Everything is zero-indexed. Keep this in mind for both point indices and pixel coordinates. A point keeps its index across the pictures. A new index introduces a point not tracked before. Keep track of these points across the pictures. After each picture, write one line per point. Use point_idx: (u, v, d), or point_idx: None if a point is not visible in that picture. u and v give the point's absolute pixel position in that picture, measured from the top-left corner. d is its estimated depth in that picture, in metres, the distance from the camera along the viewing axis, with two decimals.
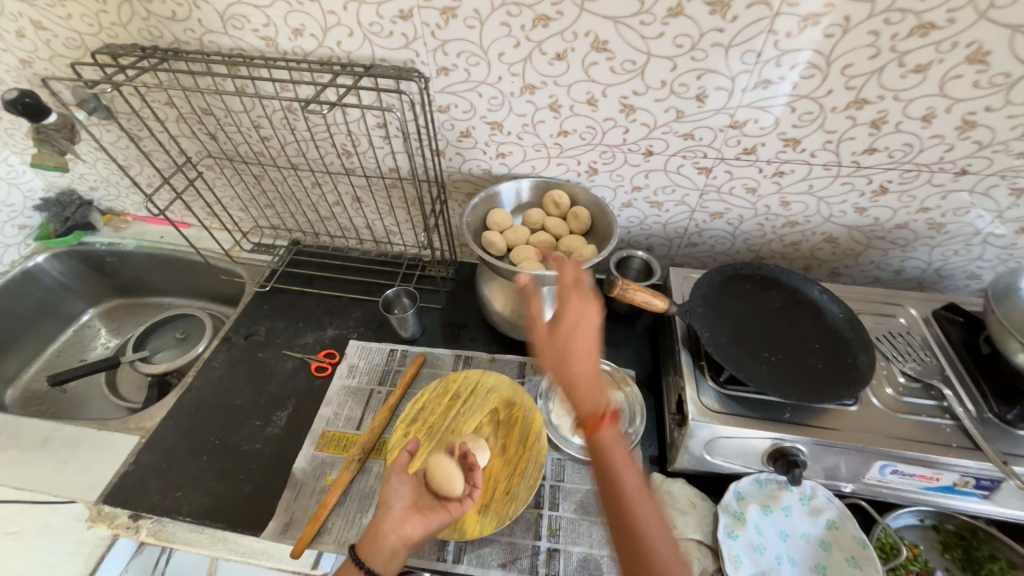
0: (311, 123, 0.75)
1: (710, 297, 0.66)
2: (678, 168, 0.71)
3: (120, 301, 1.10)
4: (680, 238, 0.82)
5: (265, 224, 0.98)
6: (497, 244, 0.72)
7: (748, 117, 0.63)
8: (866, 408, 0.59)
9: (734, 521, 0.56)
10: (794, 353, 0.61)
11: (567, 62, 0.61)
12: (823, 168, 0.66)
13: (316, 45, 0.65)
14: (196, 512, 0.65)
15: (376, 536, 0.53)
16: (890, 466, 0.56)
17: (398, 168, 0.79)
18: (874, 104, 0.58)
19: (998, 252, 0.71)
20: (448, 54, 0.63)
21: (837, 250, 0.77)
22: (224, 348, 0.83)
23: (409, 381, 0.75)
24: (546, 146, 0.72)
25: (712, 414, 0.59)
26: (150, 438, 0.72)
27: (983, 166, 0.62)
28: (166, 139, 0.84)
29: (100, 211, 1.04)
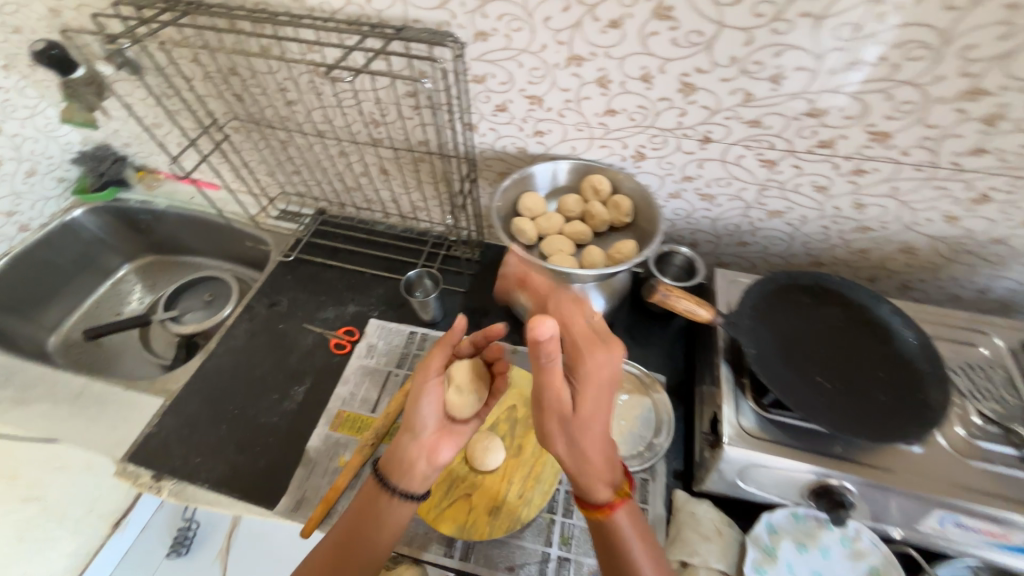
0: (337, 88, 0.71)
1: (759, 309, 0.59)
2: (738, 159, 0.62)
3: (154, 258, 1.12)
4: (730, 236, 0.74)
5: (291, 192, 0.96)
6: (528, 233, 0.66)
7: (831, 104, 0.54)
8: (932, 449, 0.52)
9: (764, 556, 0.52)
10: (852, 381, 0.54)
11: (623, 31, 0.53)
12: (913, 169, 0.57)
13: (344, 2, 0.60)
14: (214, 480, 0.66)
15: (414, 466, 0.50)
16: (951, 517, 0.50)
17: (427, 141, 0.74)
18: (993, 95, 0.49)
19: None
20: (487, 17, 0.56)
21: (913, 262, 0.68)
22: (247, 316, 0.83)
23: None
24: (589, 126, 0.65)
25: (750, 439, 0.53)
26: (173, 402, 0.73)
27: None
28: (193, 98, 0.82)
29: (133, 167, 1.04)
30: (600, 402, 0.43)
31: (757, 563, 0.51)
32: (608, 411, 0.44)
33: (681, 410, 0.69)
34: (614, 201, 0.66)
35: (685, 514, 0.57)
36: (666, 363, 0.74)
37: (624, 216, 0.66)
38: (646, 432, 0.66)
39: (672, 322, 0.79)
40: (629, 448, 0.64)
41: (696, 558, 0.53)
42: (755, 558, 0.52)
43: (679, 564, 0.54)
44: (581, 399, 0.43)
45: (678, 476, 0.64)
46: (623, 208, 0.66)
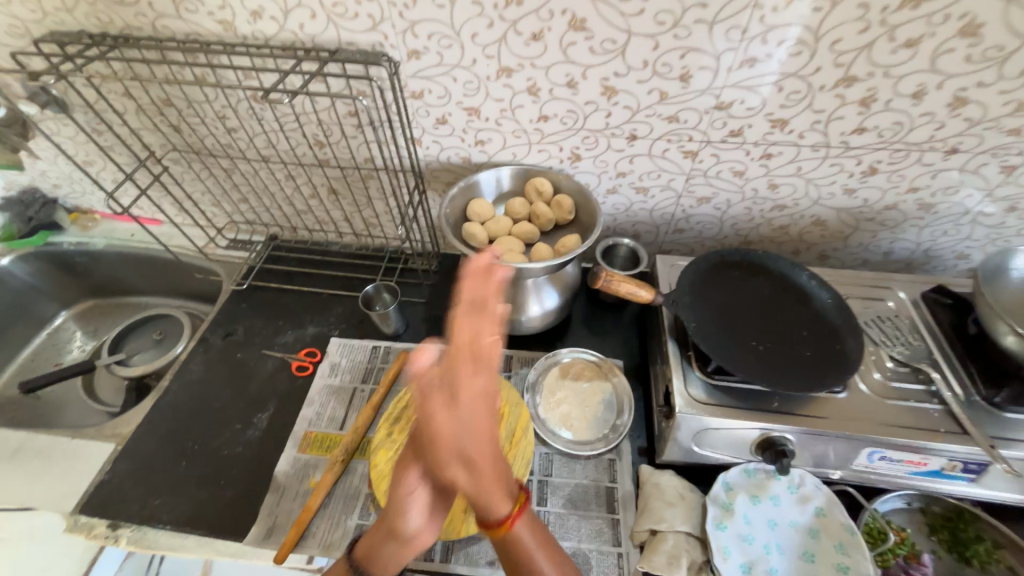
0: (278, 112, 0.72)
1: (697, 286, 0.65)
2: (664, 153, 0.68)
3: (94, 302, 1.07)
4: (667, 225, 0.80)
5: (239, 220, 0.95)
6: (479, 236, 0.69)
7: (734, 97, 0.60)
8: (855, 394, 0.58)
9: (723, 512, 0.56)
10: (782, 342, 0.60)
11: (545, 43, 0.58)
12: (811, 150, 0.65)
13: (277, 28, 0.62)
14: (176, 519, 0.64)
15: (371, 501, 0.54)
16: (878, 453, 0.55)
17: (373, 158, 0.76)
18: (864, 81, 0.56)
19: (987, 231, 0.71)
20: (418, 37, 0.60)
21: (826, 233, 0.76)
22: (201, 349, 0.81)
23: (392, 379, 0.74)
24: (526, 132, 0.69)
25: (700, 405, 0.57)
26: (126, 445, 0.70)
27: (974, 144, 0.61)
28: (127, 132, 0.80)
29: (66, 209, 1.00)
30: (480, 445, 0.40)
31: (718, 520, 0.55)
32: (496, 451, 0.41)
33: (640, 390, 0.73)
34: (556, 200, 0.70)
35: (650, 485, 0.60)
36: (622, 349, 0.78)
37: (566, 213, 0.70)
38: (608, 415, 0.69)
39: (624, 311, 0.83)
40: (594, 432, 0.67)
41: (663, 524, 0.57)
42: (715, 515, 0.56)
43: (649, 532, 0.57)
44: (431, 425, 0.39)
45: (642, 452, 0.67)
46: (565, 206, 0.70)
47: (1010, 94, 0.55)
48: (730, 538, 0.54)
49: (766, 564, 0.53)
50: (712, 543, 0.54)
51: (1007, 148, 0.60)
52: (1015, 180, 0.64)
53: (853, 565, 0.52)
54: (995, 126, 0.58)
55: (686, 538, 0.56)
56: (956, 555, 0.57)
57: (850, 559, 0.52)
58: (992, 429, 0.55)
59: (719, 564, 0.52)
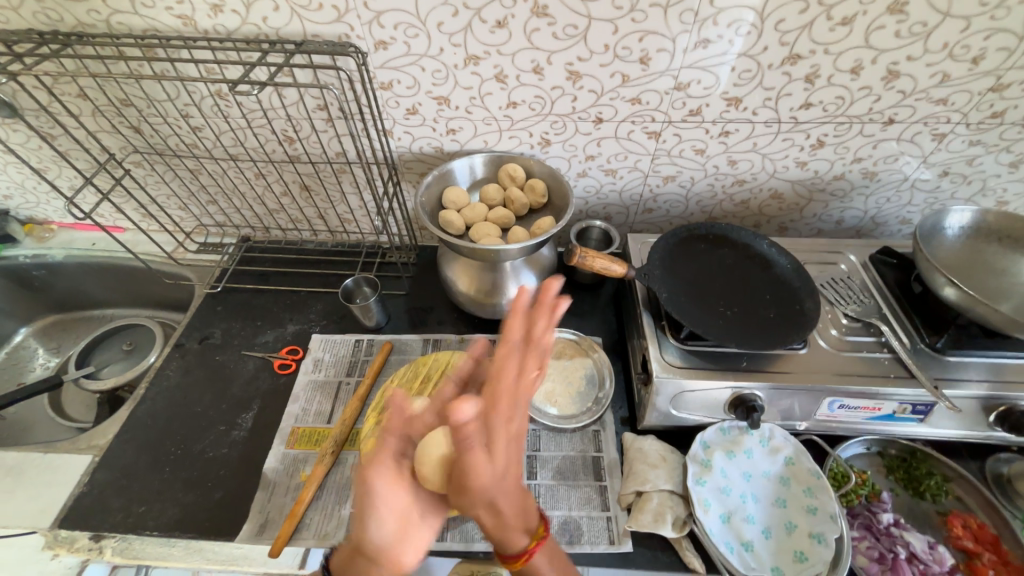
0: (244, 108, 0.71)
1: (666, 260, 0.68)
2: (629, 134, 0.71)
3: (56, 317, 1.03)
4: (637, 205, 0.83)
5: (209, 223, 0.93)
6: (455, 224, 0.70)
7: (691, 78, 0.64)
8: (815, 350, 0.63)
9: (702, 468, 0.59)
10: (748, 306, 0.64)
11: (509, 29, 0.60)
12: (764, 126, 0.69)
13: (239, 21, 0.61)
14: (164, 525, 0.62)
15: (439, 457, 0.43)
16: (838, 401, 0.60)
17: (345, 152, 0.76)
18: (807, 58, 0.61)
19: (925, 197, 0.78)
20: (385, 27, 0.60)
21: (783, 206, 0.81)
22: (178, 354, 0.79)
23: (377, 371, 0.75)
24: (496, 119, 0.70)
25: (675, 369, 0.60)
26: (105, 456, 0.68)
27: (908, 114, 0.66)
28: (84, 135, 0.78)
29: (19, 221, 0.95)
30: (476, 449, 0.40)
31: (698, 476, 0.58)
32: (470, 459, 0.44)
33: (619, 364, 0.76)
34: (530, 185, 0.72)
35: (634, 450, 0.63)
36: (601, 327, 0.81)
37: (540, 197, 0.72)
38: (591, 390, 0.71)
39: (601, 291, 0.87)
40: (578, 406, 0.70)
41: (648, 484, 0.60)
42: (695, 472, 0.59)
43: (635, 494, 0.60)
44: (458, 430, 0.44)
45: (624, 422, 0.70)
46: (539, 190, 0.72)
47: (935, 67, 0.60)
48: (710, 491, 0.58)
49: (743, 512, 0.57)
50: (693, 497, 0.57)
51: (936, 117, 0.66)
52: (946, 147, 0.70)
53: (821, 505, 0.56)
54: (925, 97, 0.64)
55: (670, 496, 0.59)
56: (911, 491, 0.62)
57: (818, 500, 0.57)
58: (936, 372, 0.60)
59: (700, 516, 0.56)
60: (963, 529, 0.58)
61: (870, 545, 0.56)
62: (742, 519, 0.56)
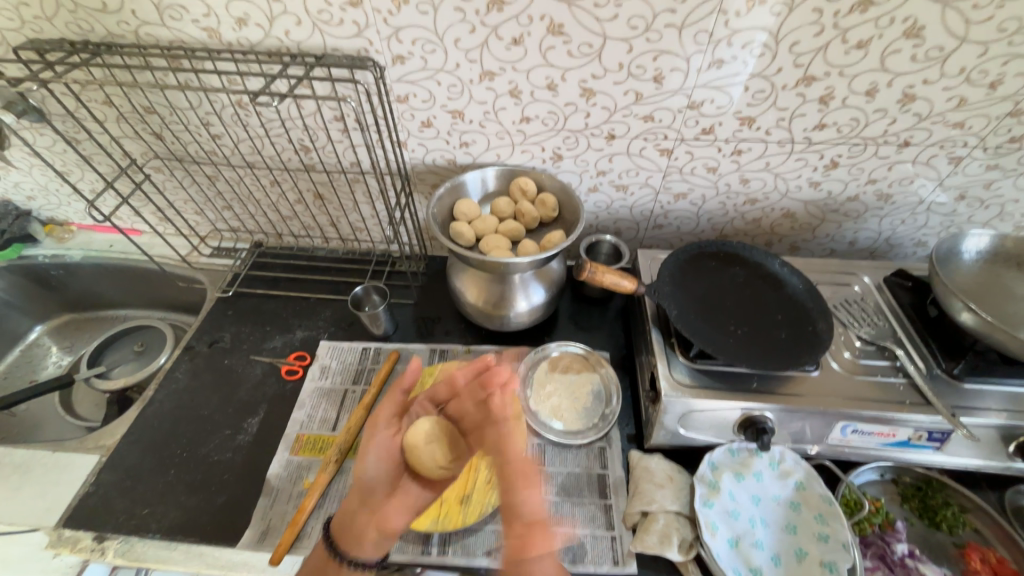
0: (263, 118, 0.73)
1: (676, 276, 0.68)
2: (641, 151, 0.71)
3: (71, 316, 1.04)
4: (647, 221, 0.83)
5: (223, 228, 0.94)
6: (466, 235, 0.71)
7: (705, 97, 0.64)
8: (827, 372, 0.62)
9: (710, 490, 0.58)
10: (758, 326, 0.63)
11: (524, 47, 0.61)
12: (777, 146, 0.69)
13: (262, 35, 0.63)
14: (166, 528, 0.62)
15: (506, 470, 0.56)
16: (851, 426, 0.59)
17: (360, 162, 0.77)
18: (822, 80, 0.61)
19: (941, 220, 0.77)
20: (403, 42, 0.62)
21: (796, 225, 0.80)
22: (187, 357, 0.80)
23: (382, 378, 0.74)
24: (509, 133, 0.71)
25: (684, 388, 0.60)
26: (112, 456, 0.69)
27: (924, 137, 0.66)
28: (107, 141, 0.80)
29: (40, 221, 0.97)
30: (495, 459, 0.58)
31: (706, 498, 0.57)
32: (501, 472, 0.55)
33: (626, 380, 0.76)
34: (541, 199, 0.73)
35: (640, 469, 0.62)
36: (608, 342, 0.81)
37: (550, 211, 0.73)
38: (597, 406, 0.71)
39: (609, 306, 0.86)
40: (584, 422, 0.69)
41: (654, 505, 0.58)
42: (703, 494, 0.58)
43: (640, 515, 0.59)
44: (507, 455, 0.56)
45: (630, 440, 0.69)
46: (549, 204, 0.72)
47: (952, 90, 0.60)
48: (718, 514, 0.56)
49: (751, 537, 0.55)
50: (701, 520, 0.56)
51: (953, 140, 0.66)
52: (963, 170, 0.69)
53: (833, 533, 0.55)
54: (941, 120, 0.63)
55: (676, 517, 0.58)
56: (926, 521, 0.60)
57: (829, 528, 0.55)
58: (952, 399, 0.59)
59: (707, 539, 0.55)
60: (982, 563, 0.56)
61: None
62: (751, 544, 0.55)
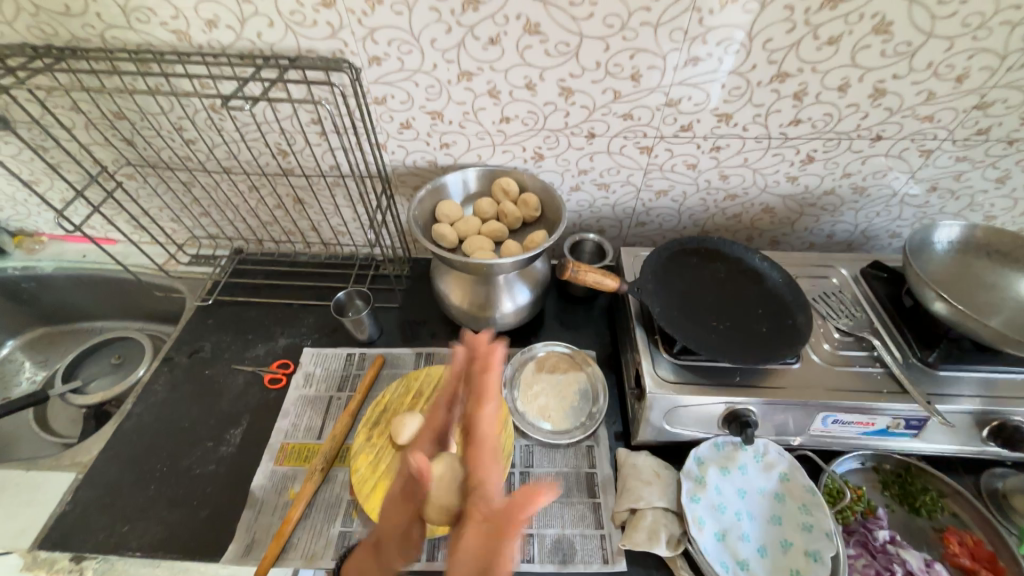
0: (238, 122, 0.71)
1: (659, 273, 0.68)
2: (621, 149, 0.72)
3: (44, 330, 1.01)
4: (629, 219, 0.83)
5: (201, 235, 0.92)
6: (448, 237, 0.70)
7: (682, 94, 0.65)
8: (808, 364, 0.63)
9: (696, 485, 0.59)
10: (740, 320, 0.64)
11: (501, 47, 0.61)
12: (755, 142, 0.70)
13: (234, 37, 0.62)
14: (147, 545, 0.61)
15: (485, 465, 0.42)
16: (831, 416, 0.60)
17: (339, 165, 0.76)
18: (795, 76, 0.62)
19: (914, 211, 0.79)
20: (378, 43, 0.61)
21: (775, 219, 0.82)
22: (166, 369, 0.78)
23: (367, 384, 0.73)
24: (490, 133, 0.71)
25: (668, 384, 0.60)
26: (88, 473, 0.67)
27: (895, 131, 0.67)
28: (75, 148, 0.78)
29: (8, 232, 0.94)
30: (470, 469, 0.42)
31: (692, 493, 0.58)
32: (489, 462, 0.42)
33: (612, 378, 0.76)
34: (523, 199, 0.72)
35: (628, 466, 0.62)
36: (594, 340, 0.81)
37: (533, 210, 0.72)
38: (584, 404, 0.71)
39: (595, 304, 0.86)
40: (572, 421, 0.69)
41: (642, 502, 0.59)
42: (689, 489, 0.58)
43: (629, 512, 0.59)
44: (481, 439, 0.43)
45: (618, 437, 0.69)
46: (531, 204, 0.72)
47: (921, 85, 0.62)
48: (704, 509, 0.57)
49: (737, 530, 0.56)
50: (688, 515, 0.56)
51: (923, 134, 0.67)
52: (933, 163, 0.71)
53: (817, 523, 0.55)
54: (911, 114, 0.65)
55: (664, 513, 0.58)
56: (906, 507, 0.62)
57: (813, 517, 0.56)
58: (928, 387, 0.60)
59: (695, 534, 0.55)
60: (959, 546, 0.57)
61: (865, 563, 0.55)
62: (737, 537, 0.55)
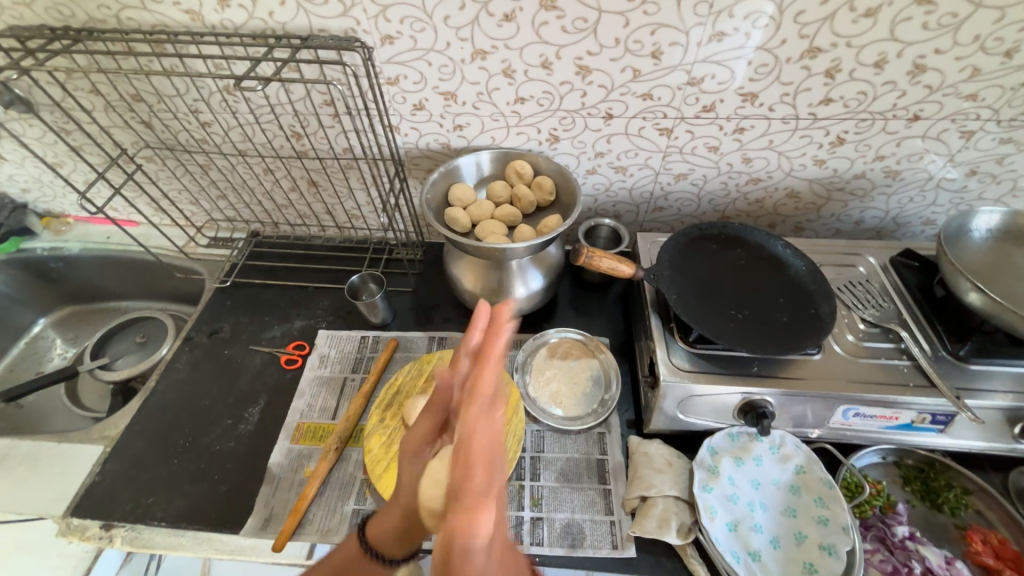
0: (252, 104, 0.71)
1: (676, 260, 0.66)
2: (640, 131, 0.69)
3: (73, 309, 1.05)
4: (647, 204, 0.81)
5: (219, 217, 0.93)
6: (461, 221, 0.69)
7: (706, 72, 0.62)
8: (829, 355, 0.61)
9: (709, 475, 0.58)
10: (759, 309, 0.62)
11: (517, 23, 0.59)
12: (781, 122, 0.66)
13: (246, 16, 0.61)
14: (171, 516, 0.63)
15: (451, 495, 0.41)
16: (852, 409, 0.58)
17: (352, 148, 0.76)
18: (828, 52, 0.58)
19: (951, 197, 0.75)
20: (390, 21, 0.60)
21: (800, 205, 0.78)
22: (187, 348, 0.80)
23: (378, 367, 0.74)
24: (504, 115, 0.69)
25: (683, 373, 0.59)
26: (115, 447, 0.70)
27: (935, 111, 0.63)
28: (96, 131, 0.79)
29: (37, 214, 0.97)
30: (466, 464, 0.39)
31: (704, 482, 0.57)
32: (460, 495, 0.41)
33: (626, 365, 0.75)
34: (537, 182, 0.71)
35: (639, 454, 0.62)
36: (608, 327, 0.80)
37: (547, 194, 0.71)
38: (597, 391, 0.70)
39: (609, 290, 0.85)
40: (584, 408, 0.69)
41: (653, 490, 0.58)
42: (701, 478, 0.57)
43: (639, 500, 0.59)
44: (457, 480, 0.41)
45: (630, 425, 0.69)
46: (546, 187, 0.71)
47: (965, 60, 0.57)
48: (717, 498, 0.56)
49: (750, 521, 0.55)
50: (699, 504, 0.56)
51: (965, 113, 0.63)
52: (975, 145, 0.67)
53: (833, 516, 0.54)
54: (953, 92, 0.61)
55: (675, 502, 0.58)
56: (928, 503, 0.60)
57: (829, 511, 0.55)
58: (958, 381, 0.58)
59: (706, 523, 0.54)
60: (982, 545, 0.55)
61: (883, 558, 0.54)
62: (749, 528, 0.55)
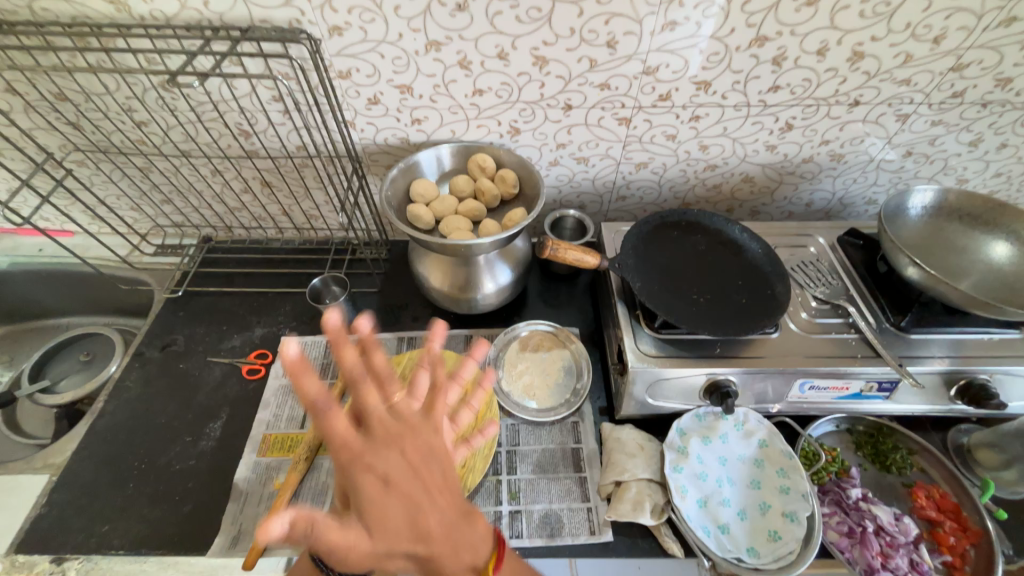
0: (192, 101, 0.67)
1: (639, 248, 0.68)
2: (599, 121, 0.70)
3: (5, 329, 0.97)
4: (610, 193, 0.82)
5: (165, 223, 0.88)
6: (424, 217, 0.68)
7: (660, 62, 0.62)
8: (786, 333, 0.63)
9: (679, 455, 0.60)
10: (720, 292, 0.64)
11: (469, 13, 0.57)
12: (734, 110, 0.68)
13: (178, 6, 0.57)
14: (130, 543, 0.60)
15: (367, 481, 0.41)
16: (808, 382, 0.61)
17: (305, 145, 0.73)
18: (774, 40, 0.60)
19: (890, 176, 0.79)
20: (338, 11, 0.57)
21: (755, 189, 0.81)
22: (137, 365, 0.75)
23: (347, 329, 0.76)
24: (462, 107, 0.68)
25: (650, 358, 0.60)
26: (62, 475, 0.65)
27: (873, 96, 0.66)
28: (17, 134, 0.73)
29: None
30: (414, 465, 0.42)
31: (675, 463, 0.59)
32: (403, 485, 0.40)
33: (596, 354, 0.76)
34: (500, 175, 0.70)
35: (612, 441, 0.63)
36: (577, 317, 0.81)
37: (510, 187, 0.70)
38: (569, 381, 0.71)
39: (577, 281, 0.86)
40: (557, 399, 0.69)
41: (626, 474, 0.60)
42: (672, 460, 0.60)
43: (614, 484, 0.61)
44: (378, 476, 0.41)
45: (602, 412, 0.70)
46: (509, 180, 0.70)
47: (899, 47, 0.61)
48: (687, 478, 0.58)
49: (718, 496, 0.58)
50: (671, 484, 0.58)
51: (900, 97, 0.67)
52: (909, 127, 0.71)
53: (793, 485, 0.57)
54: (889, 78, 0.64)
55: (648, 484, 0.60)
56: (878, 465, 0.64)
57: (790, 480, 0.58)
58: (900, 350, 0.62)
59: (677, 502, 0.57)
60: (926, 499, 0.60)
61: (839, 520, 0.58)
62: (718, 503, 0.57)
